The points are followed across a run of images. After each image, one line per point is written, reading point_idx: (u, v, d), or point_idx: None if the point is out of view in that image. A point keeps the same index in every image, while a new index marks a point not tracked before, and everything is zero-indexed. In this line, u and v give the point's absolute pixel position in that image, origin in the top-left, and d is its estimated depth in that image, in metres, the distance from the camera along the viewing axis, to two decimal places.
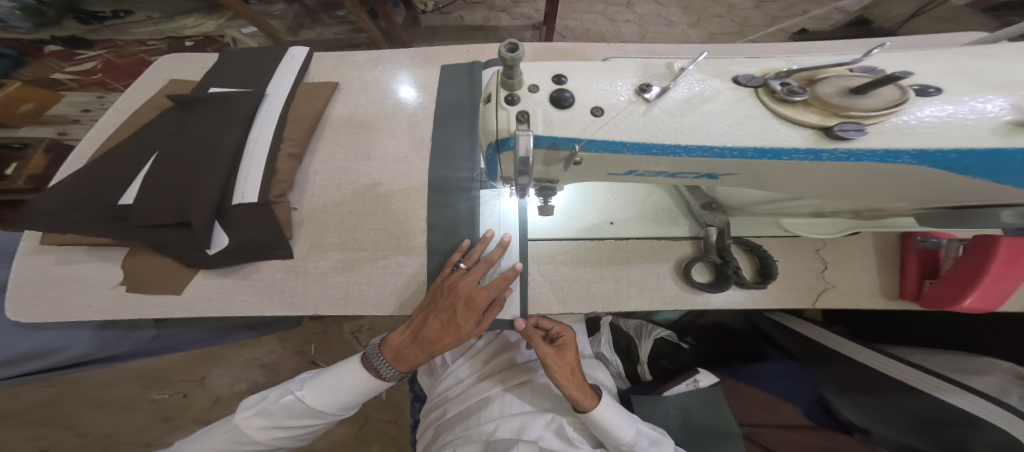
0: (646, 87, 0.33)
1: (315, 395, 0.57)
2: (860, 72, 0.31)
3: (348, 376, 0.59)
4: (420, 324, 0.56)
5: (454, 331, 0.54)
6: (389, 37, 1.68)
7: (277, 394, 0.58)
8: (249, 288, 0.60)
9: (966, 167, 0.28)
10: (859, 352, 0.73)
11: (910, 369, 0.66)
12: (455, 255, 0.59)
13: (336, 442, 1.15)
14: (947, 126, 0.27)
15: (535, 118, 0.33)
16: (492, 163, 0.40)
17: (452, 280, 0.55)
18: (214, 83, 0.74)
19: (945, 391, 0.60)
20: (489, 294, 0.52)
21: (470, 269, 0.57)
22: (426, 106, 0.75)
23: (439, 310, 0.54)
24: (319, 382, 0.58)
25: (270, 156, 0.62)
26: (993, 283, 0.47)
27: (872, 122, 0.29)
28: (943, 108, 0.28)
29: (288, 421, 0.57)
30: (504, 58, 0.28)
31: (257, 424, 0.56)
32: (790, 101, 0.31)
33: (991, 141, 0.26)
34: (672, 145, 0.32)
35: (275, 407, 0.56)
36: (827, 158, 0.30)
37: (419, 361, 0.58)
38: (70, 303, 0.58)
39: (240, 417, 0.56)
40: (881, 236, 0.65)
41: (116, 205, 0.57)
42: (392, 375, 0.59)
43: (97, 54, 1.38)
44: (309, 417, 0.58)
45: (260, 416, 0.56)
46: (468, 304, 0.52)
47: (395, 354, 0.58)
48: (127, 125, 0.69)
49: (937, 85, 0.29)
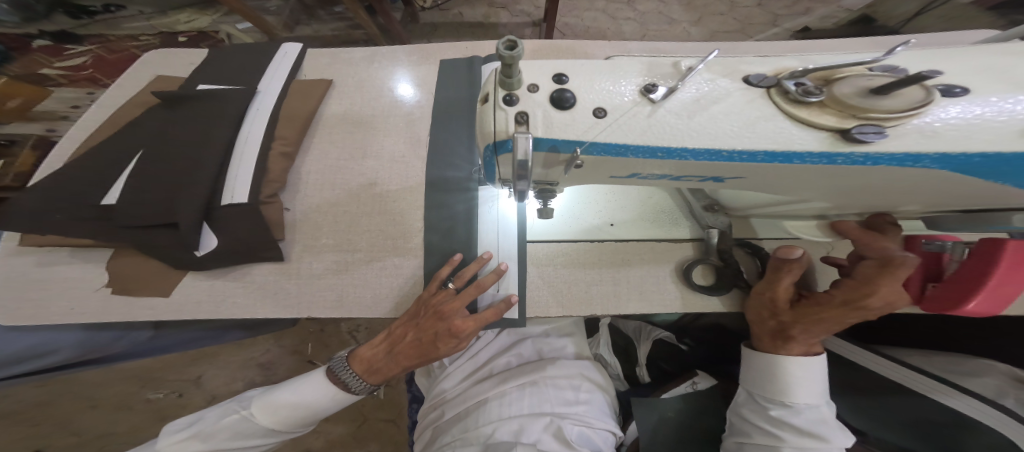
0: (651, 87, 0.31)
1: (263, 414, 0.56)
2: (880, 72, 0.29)
3: (304, 393, 0.57)
4: (402, 339, 0.54)
5: (434, 352, 0.53)
6: (387, 33, 1.66)
7: (216, 416, 0.57)
8: (240, 289, 0.58)
9: (988, 171, 0.27)
10: (854, 352, 0.72)
11: (908, 371, 0.64)
12: (445, 271, 0.56)
13: (333, 442, 1.14)
14: (973, 128, 0.26)
15: (535, 119, 0.31)
16: (490, 165, 0.38)
17: (437, 301, 0.53)
18: (204, 79, 0.72)
19: (941, 393, 0.58)
20: (474, 326, 0.51)
21: (459, 290, 0.55)
22: (423, 104, 0.73)
23: (420, 329, 0.52)
24: (268, 400, 0.56)
25: (262, 155, 0.61)
26: (999, 285, 0.42)
27: (892, 124, 0.27)
28: (970, 110, 0.26)
29: (230, 443, 0.55)
30: (502, 57, 0.27)
31: (194, 448, 0.54)
32: (806, 102, 0.29)
33: (1016, 144, 0.25)
34: (678, 148, 0.30)
35: (214, 430, 0.55)
36: (841, 162, 0.29)
37: (391, 375, 0.56)
38: (52, 306, 0.56)
39: (175, 440, 0.54)
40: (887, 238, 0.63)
41: (100, 205, 0.55)
42: (362, 388, 0.57)
43: (87, 50, 1.36)
44: (256, 437, 0.57)
45: (198, 439, 0.54)
46: (449, 331, 0.50)
47: (368, 367, 0.56)
48: (114, 123, 0.67)
49: (964, 85, 0.28)
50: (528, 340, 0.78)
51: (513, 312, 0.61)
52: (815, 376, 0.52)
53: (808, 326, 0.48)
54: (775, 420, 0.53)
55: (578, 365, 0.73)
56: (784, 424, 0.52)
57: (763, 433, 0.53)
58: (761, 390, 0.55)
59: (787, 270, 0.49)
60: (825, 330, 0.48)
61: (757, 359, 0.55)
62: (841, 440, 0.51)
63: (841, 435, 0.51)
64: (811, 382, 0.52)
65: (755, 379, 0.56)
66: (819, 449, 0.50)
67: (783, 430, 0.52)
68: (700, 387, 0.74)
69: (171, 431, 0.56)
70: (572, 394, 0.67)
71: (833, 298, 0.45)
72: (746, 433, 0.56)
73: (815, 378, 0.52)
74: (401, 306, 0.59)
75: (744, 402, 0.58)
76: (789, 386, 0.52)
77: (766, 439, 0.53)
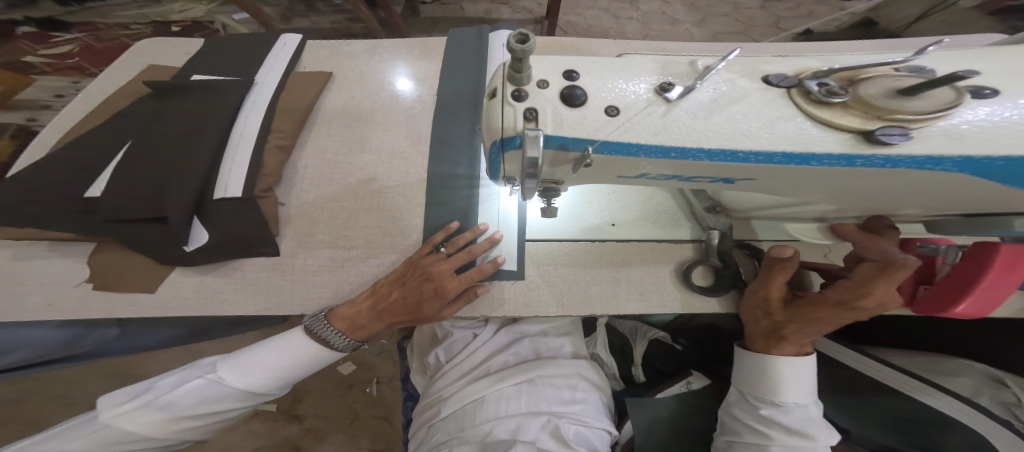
0: (667, 86, 0.31)
1: (236, 375, 0.53)
2: (907, 72, 0.29)
3: (286, 352, 0.55)
4: (387, 298, 0.53)
5: (418, 313, 0.52)
6: (387, 26, 1.64)
7: (170, 384, 0.51)
8: (230, 286, 0.57)
9: (1006, 174, 0.26)
10: (847, 355, 0.70)
11: (890, 370, 0.63)
12: (439, 237, 0.56)
13: (323, 440, 1.12)
14: (1001, 129, 0.25)
15: (545, 116, 0.30)
16: (495, 163, 0.37)
17: (427, 262, 0.52)
18: (196, 70, 0.70)
19: (922, 392, 0.58)
20: (459, 286, 0.50)
21: (451, 255, 0.55)
22: (423, 98, 0.72)
23: (406, 288, 0.52)
24: (242, 362, 0.54)
25: (258, 148, 0.60)
26: (985, 290, 0.43)
27: (917, 126, 0.27)
28: (1000, 111, 0.26)
29: (197, 410, 0.50)
30: (513, 50, 0.26)
31: (149, 418, 0.48)
32: (828, 103, 0.28)
33: None
34: (693, 149, 0.30)
35: (176, 396, 0.49)
36: (861, 164, 0.28)
37: (376, 332, 0.54)
38: (26, 302, 0.54)
39: (117, 412, 0.47)
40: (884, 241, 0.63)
41: (82, 198, 0.53)
42: (345, 345, 0.54)
43: (74, 38, 1.32)
44: (229, 401, 0.53)
45: (150, 408, 0.48)
46: (435, 290, 0.49)
47: (351, 323, 0.53)
48: (98, 112, 0.65)
49: (994, 87, 0.27)
50: (525, 339, 0.77)
51: (513, 264, 0.61)
52: (805, 376, 0.52)
53: (801, 327, 0.48)
54: (765, 420, 0.52)
55: (571, 363, 0.72)
56: (773, 423, 0.51)
57: (753, 432, 0.53)
58: (751, 389, 0.55)
59: (779, 268, 0.48)
60: (817, 331, 0.48)
61: (750, 360, 0.55)
62: (826, 436, 0.50)
63: (826, 432, 0.51)
64: (802, 382, 0.52)
65: (747, 380, 0.55)
66: (806, 447, 0.50)
67: (771, 428, 0.52)
68: (695, 386, 0.74)
69: (106, 403, 0.49)
70: (569, 393, 0.67)
71: (826, 298, 0.45)
72: (735, 432, 0.55)
73: (804, 378, 0.52)
74: (387, 271, 0.58)
75: (735, 401, 0.58)
76: (779, 385, 0.52)
77: (755, 438, 0.52)
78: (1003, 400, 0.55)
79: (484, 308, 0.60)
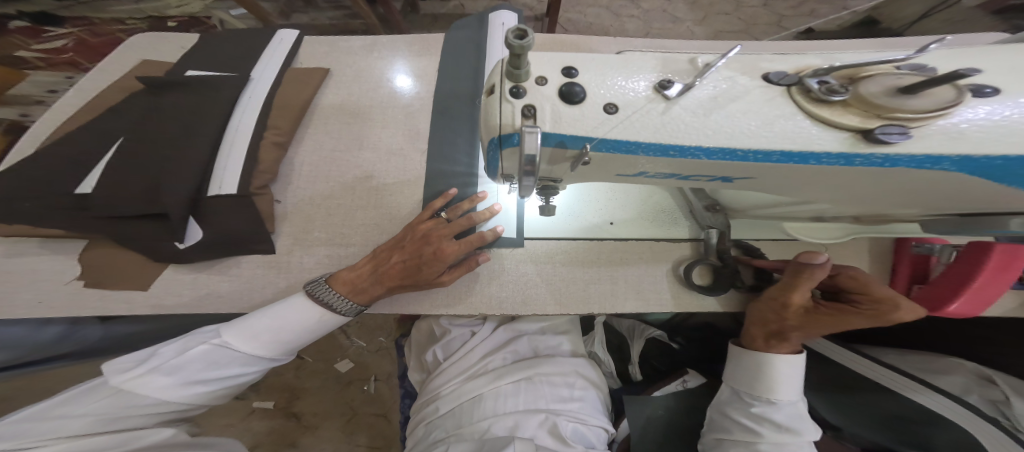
0: (666, 84, 0.30)
1: (241, 339, 0.51)
2: (908, 70, 0.29)
3: (287, 318, 0.52)
4: (386, 262, 0.52)
5: (418, 276, 0.52)
6: (386, 22, 1.63)
7: (174, 351, 0.49)
8: (226, 283, 0.56)
9: (1004, 173, 0.26)
10: (841, 354, 0.71)
11: (884, 370, 0.64)
12: (438, 202, 0.56)
13: (319, 438, 1.12)
14: (1001, 129, 0.25)
15: (543, 113, 0.30)
16: (493, 160, 0.36)
17: (428, 226, 0.53)
18: (192, 65, 0.69)
19: (914, 391, 0.58)
20: (457, 250, 0.50)
21: (451, 221, 0.54)
22: (421, 95, 0.71)
23: (405, 252, 0.51)
24: (246, 326, 0.51)
25: (253, 144, 0.59)
26: (981, 288, 0.47)
27: (916, 125, 0.26)
28: (1000, 110, 0.25)
29: (206, 374, 0.49)
30: (511, 46, 0.26)
31: (158, 384, 0.46)
32: (829, 101, 0.28)
33: None
34: (691, 147, 0.29)
35: (183, 361, 0.48)
36: (860, 163, 0.28)
37: (379, 295, 0.53)
38: (17, 299, 0.53)
39: (127, 377, 0.45)
40: (876, 240, 0.63)
41: (75, 194, 0.53)
42: (350, 309, 0.53)
43: (68, 32, 1.31)
44: (236, 366, 0.51)
45: (159, 373, 0.46)
46: (433, 253, 0.50)
47: (354, 286, 0.53)
48: (92, 108, 0.64)
49: (995, 85, 0.27)
50: (524, 338, 0.76)
51: (512, 231, 0.63)
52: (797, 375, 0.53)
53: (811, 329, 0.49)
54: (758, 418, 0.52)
55: (568, 360, 0.72)
56: (765, 420, 0.52)
57: (743, 430, 0.52)
58: (746, 387, 0.55)
59: (807, 276, 0.47)
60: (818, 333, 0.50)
61: (746, 358, 0.55)
62: (812, 434, 0.51)
63: (812, 428, 0.51)
64: (795, 381, 0.52)
65: (742, 377, 0.55)
66: (792, 444, 0.50)
67: (762, 425, 0.52)
68: (690, 385, 0.75)
69: (112, 370, 0.46)
70: (566, 390, 0.67)
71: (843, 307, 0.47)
72: (725, 430, 0.55)
73: (797, 378, 0.53)
74: (387, 238, 0.58)
75: (728, 400, 0.57)
76: (774, 382, 0.52)
77: (745, 436, 0.52)
78: (991, 398, 0.55)
79: (483, 306, 0.60)
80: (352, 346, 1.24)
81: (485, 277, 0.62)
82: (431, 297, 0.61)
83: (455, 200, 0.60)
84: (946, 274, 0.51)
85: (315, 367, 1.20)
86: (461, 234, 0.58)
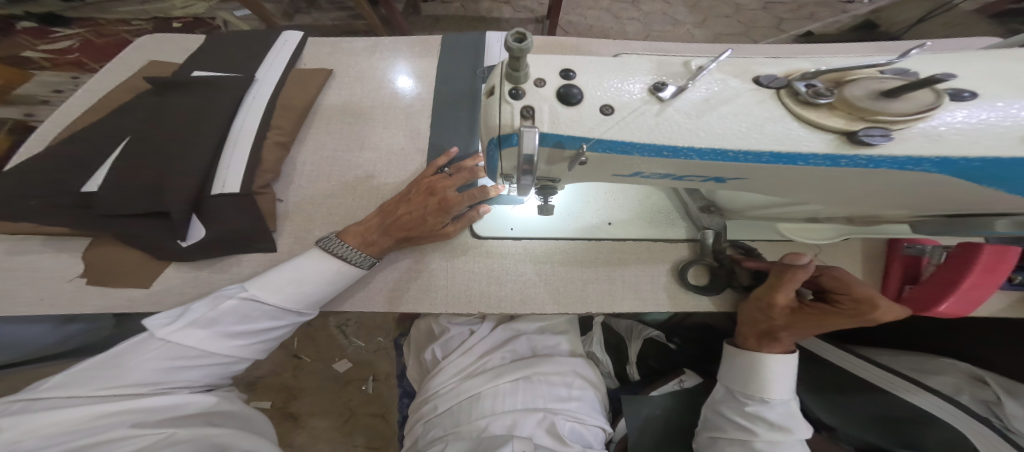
0: (660, 86, 0.31)
1: (268, 292, 0.51)
2: (892, 75, 0.29)
3: (307, 272, 0.52)
4: (394, 214, 0.54)
5: (426, 229, 0.53)
6: (388, 24, 1.65)
7: (204, 306, 0.49)
8: (224, 281, 0.56)
9: (970, 175, 0.27)
10: (834, 354, 0.73)
11: (875, 369, 0.65)
12: (441, 160, 0.57)
13: (318, 437, 1.14)
14: (977, 131, 0.26)
15: (541, 114, 0.31)
16: (492, 159, 0.37)
17: (432, 181, 0.54)
18: (198, 66, 0.70)
19: (906, 390, 0.59)
20: (461, 200, 0.50)
21: (453, 175, 0.56)
22: (421, 96, 0.73)
23: (411, 205, 0.53)
24: (271, 278, 0.52)
25: (256, 144, 0.60)
26: (970, 288, 0.48)
27: (898, 127, 0.27)
28: (977, 115, 0.26)
29: (238, 327, 0.50)
30: (510, 49, 0.27)
31: (197, 336, 0.48)
32: (815, 104, 0.29)
33: (1017, 150, 0.26)
34: (685, 148, 0.30)
35: (216, 314, 0.49)
36: (845, 165, 0.29)
37: (388, 247, 0.55)
38: (21, 297, 0.54)
39: (170, 330, 0.47)
40: (869, 241, 0.65)
41: (80, 193, 0.54)
42: (364, 262, 0.54)
43: (75, 32, 1.33)
44: (266, 319, 0.52)
45: (197, 326, 0.48)
46: (440, 203, 0.51)
47: (365, 238, 0.54)
48: (101, 108, 0.66)
49: (973, 89, 0.28)
50: (523, 337, 0.77)
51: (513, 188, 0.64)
52: (790, 373, 0.53)
53: (802, 330, 0.49)
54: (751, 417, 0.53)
55: (567, 361, 0.73)
56: (758, 418, 0.52)
57: (737, 428, 0.53)
58: (740, 386, 0.55)
59: (788, 277, 0.49)
60: (807, 333, 0.51)
61: (740, 357, 0.55)
62: (804, 432, 0.52)
63: (804, 426, 0.52)
64: (786, 380, 0.53)
65: (734, 376, 0.56)
66: (785, 442, 0.51)
67: (755, 424, 0.52)
68: (687, 385, 0.75)
69: (153, 325, 0.48)
70: (565, 390, 0.68)
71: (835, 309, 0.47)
72: (719, 428, 0.56)
73: (789, 376, 0.53)
74: (391, 196, 0.60)
75: (722, 399, 0.58)
76: (767, 381, 0.53)
77: (739, 434, 0.53)
78: (982, 398, 0.57)
79: (481, 304, 0.61)
80: (350, 346, 1.24)
81: (484, 277, 0.63)
82: (430, 297, 0.61)
83: (456, 160, 0.63)
84: (936, 274, 0.52)
85: (313, 367, 1.21)
86: (463, 190, 0.60)
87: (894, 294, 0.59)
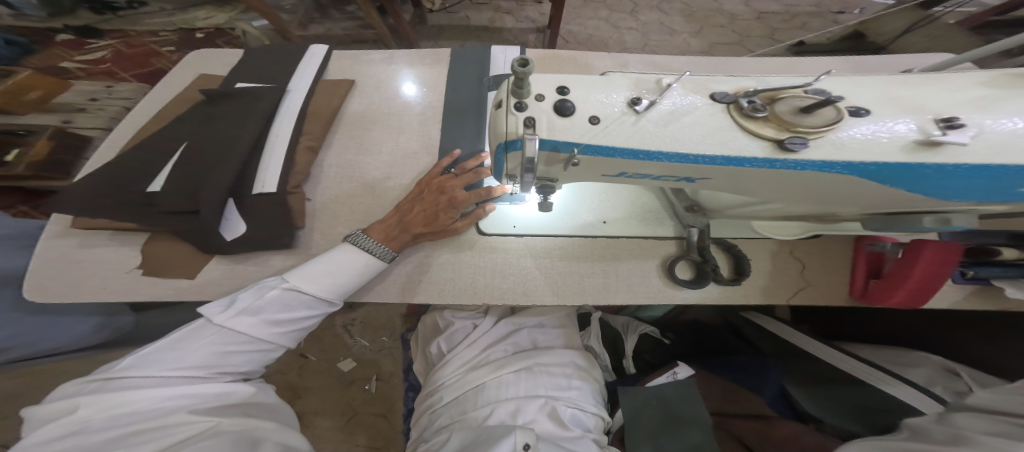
0: (637, 100, 0.38)
1: (307, 284, 0.58)
2: (813, 94, 0.36)
3: (338, 266, 0.59)
4: (410, 212, 0.61)
5: (438, 224, 0.60)
6: (396, 34, 1.73)
7: (250, 296, 0.56)
8: (259, 273, 0.63)
9: (873, 175, 0.35)
10: (819, 350, 0.79)
11: (858, 364, 0.72)
12: (445, 161, 0.64)
13: (322, 436, 1.19)
14: (869, 142, 0.34)
15: (540, 124, 0.38)
16: (499, 162, 0.44)
17: (440, 181, 0.61)
18: (236, 77, 0.78)
19: (885, 383, 0.66)
20: (469, 197, 0.56)
21: (459, 176, 0.62)
22: (434, 104, 0.80)
23: (425, 203, 0.60)
24: (306, 272, 0.58)
25: (290, 149, 0.67)
26: (922, 282, 0.54)
27: (814, 137, 0.34)
28: (870, 128, 0.34)
29: (280, 315, 0.57)
30: (516, 73, 0.33)
31: (246, 323, 0.55)
32: (753, 117, 0.36)
33: (900, 156, 0.33)
34: (655, 152, 0.37)
35: (262, 303, 0.56)
36: (779, 166, 0.35)
37: (406, 242, 0.61)
38: (85, 285, 0.61)
39: (223, 318, 0.54)
40: (840, 239, 0.71)
41: (145, 193, 0.61)
42: (386, 255, 0.61)
43: (107, 44, 1.45)
44: (302, 309, 0.59)
45: (246, 314, 0.55)
46: (450, 201, 0.57)
47: (386, 234, 0.61)
48: (157, 118, 0.73)
49: (867, 107, 0.35)
50: (524, 331, 0.83)
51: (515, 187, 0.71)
52: None
53: None
54: None
55: (564, 353, 0.79)
56: None
57: None
58: None
59: None
60: None
61: None
62: None
63: None
64: None
65: None
66: None
67: None
68: (680, 377, 0.77)
69: (207, 313, 0.55)
70: (565, 380, 0.73)
71: None
72: None
73: None
74: (402, 197, 0.67)
75: None
76: None
77: None
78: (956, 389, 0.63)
79: (487, 295, 0.68)
80: (354, 345, 1.31)
81: (489, 271, 0.69)
82: (441, 289, 0.68)
83: (460, 160, 0.70)
84: (897, 267, 0.58)
85: (319, 367, 1.27)
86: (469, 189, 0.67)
87: (861, 286, 0.65)
